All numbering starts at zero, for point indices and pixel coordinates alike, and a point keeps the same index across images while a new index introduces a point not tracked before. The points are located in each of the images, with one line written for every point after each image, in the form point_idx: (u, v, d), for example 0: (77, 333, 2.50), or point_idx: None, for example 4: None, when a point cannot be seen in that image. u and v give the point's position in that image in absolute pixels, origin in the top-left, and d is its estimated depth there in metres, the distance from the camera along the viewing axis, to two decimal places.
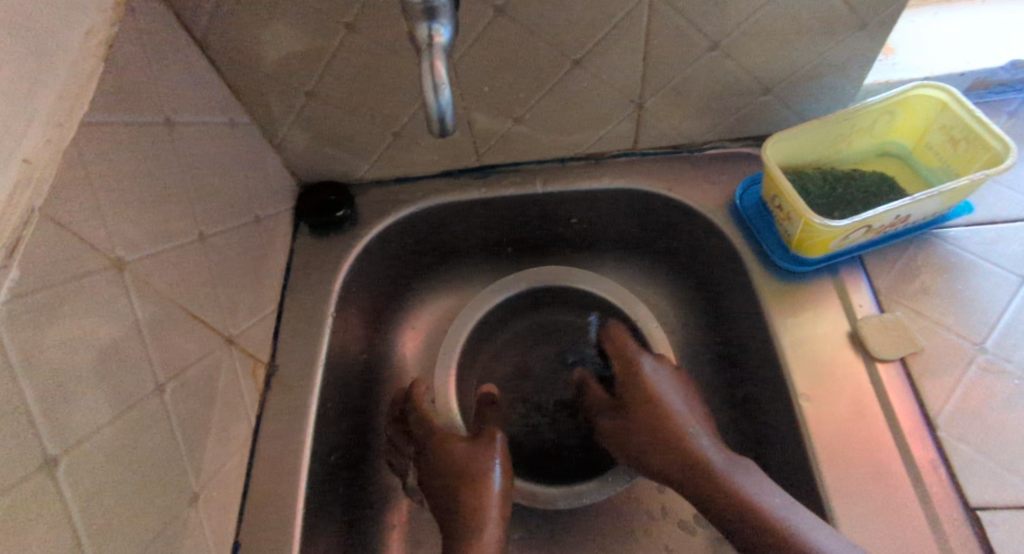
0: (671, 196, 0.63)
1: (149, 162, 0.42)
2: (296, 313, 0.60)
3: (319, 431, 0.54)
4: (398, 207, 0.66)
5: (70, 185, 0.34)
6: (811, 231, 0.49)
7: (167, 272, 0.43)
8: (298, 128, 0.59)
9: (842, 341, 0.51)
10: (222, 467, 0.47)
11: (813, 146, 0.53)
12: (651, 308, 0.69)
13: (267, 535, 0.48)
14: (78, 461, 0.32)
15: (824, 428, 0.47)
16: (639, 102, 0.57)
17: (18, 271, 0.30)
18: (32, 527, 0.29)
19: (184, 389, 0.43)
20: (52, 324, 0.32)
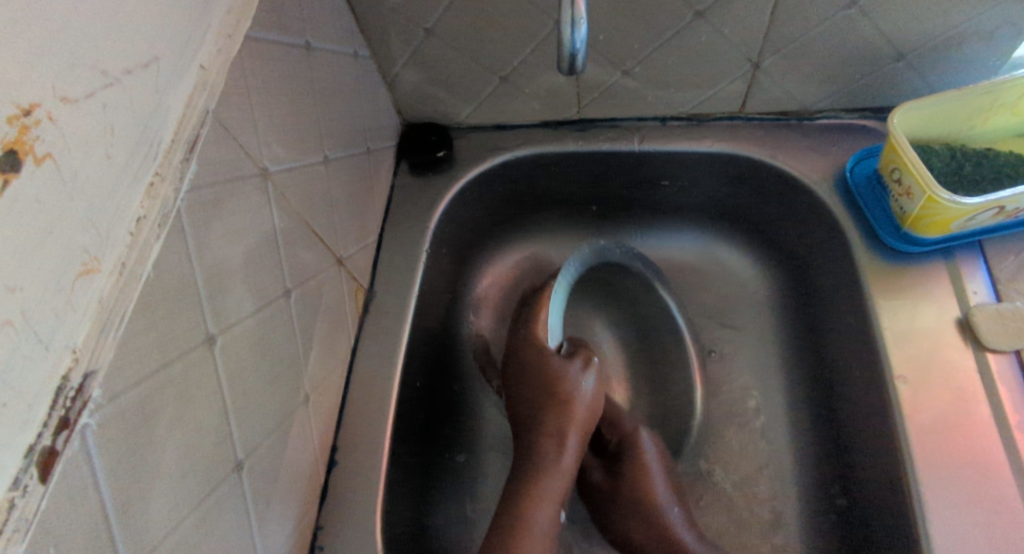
0: (776, 164, 0.60)
1: (289, 84, 0.45)
2: (394, 245, 0.63)
3: (409, 357, 0.57)
4: (494, 153, 0.67)
5: (233, 96, 0.38)
6: (934, 211, 0.47)
7: (297, 188, 0.46)
8: (410, 66, 0.61)
9: (950, 327, 0.49)
10: (328, 375, 0.51)
11: (945, 119, 0.50)
12: (736, 280, 0.68)
13: (361, 445, 0.51)
14: (228, 342, 0.36)
15: (921, 411, 0.46)
16: (756, 62, 0.55)
17: (195, 165, 0.34)
18: (196, 389, 0.33)
19: (304, 297, 0.47)
20: (215, 218, 0.35)
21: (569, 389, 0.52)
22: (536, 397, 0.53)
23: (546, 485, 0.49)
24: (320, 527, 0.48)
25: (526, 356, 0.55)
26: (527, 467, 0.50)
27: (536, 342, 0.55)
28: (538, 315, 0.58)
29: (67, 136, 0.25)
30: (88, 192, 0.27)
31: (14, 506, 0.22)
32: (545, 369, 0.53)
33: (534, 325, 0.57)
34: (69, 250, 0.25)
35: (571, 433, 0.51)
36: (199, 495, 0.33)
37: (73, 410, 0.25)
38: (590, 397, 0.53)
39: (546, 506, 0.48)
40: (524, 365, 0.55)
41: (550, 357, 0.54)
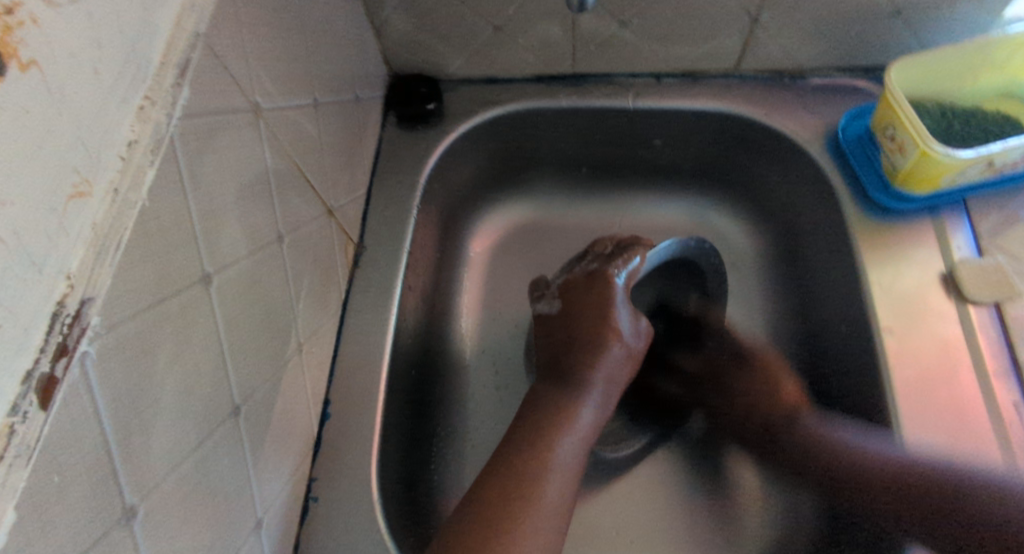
0: (768, 122, 0.61)
1: (280, 17, 0.42)
2: (384, 200, 0.61)
3: (401, 311, 0.56)
4: (486, 107, 0.65)
5: (224, 21, 0.35)
6: (927, 165, 0.48)
7: (290, 130, 0.44)
8: (401, 11, 0.58)
9: (934, 280, 0.51)
10: (320, 327, 0.49)
11: (938, 76, 0.51)
12: (726, 237, 0.69)
13: (355, 397, 0.50)
14: (225, 283, 0.35)
15: (905, 361, 0.48)
16: (755, 15, 0.55)
17: (188, 91, 0.31)
18: (194, 328, 0.32)
19: (298, 244, 0.45)
20: (209, 152, 0.34)
21: (620, 341, 0.49)
22: (585, 340, 0.49)
23: (569, 434, 0.45)
24: (314, 479, 0.46)
25: (597, 295, 0.51)
26: (553, 413, 0.46)
27: (612, 285, 0.51)
28: (629, 259, 0.53)
29: (52, 42, 0.23)
30: (79, 105, 0.25)
31: (15, 431, 0.21)
32: (609, 313, 0.49)
33: (614, 266, 0.52)
34: (58, 166, 0.24)
35: (595, 390, 0.48)
36: (199, 436, 0.32)
37: (71, 336, 0.24)
38: (630, 354, 0.50)
39: (565, 457, 0.44)
40: (586, 307, 0.51)
41: (620, 304, 0.50)
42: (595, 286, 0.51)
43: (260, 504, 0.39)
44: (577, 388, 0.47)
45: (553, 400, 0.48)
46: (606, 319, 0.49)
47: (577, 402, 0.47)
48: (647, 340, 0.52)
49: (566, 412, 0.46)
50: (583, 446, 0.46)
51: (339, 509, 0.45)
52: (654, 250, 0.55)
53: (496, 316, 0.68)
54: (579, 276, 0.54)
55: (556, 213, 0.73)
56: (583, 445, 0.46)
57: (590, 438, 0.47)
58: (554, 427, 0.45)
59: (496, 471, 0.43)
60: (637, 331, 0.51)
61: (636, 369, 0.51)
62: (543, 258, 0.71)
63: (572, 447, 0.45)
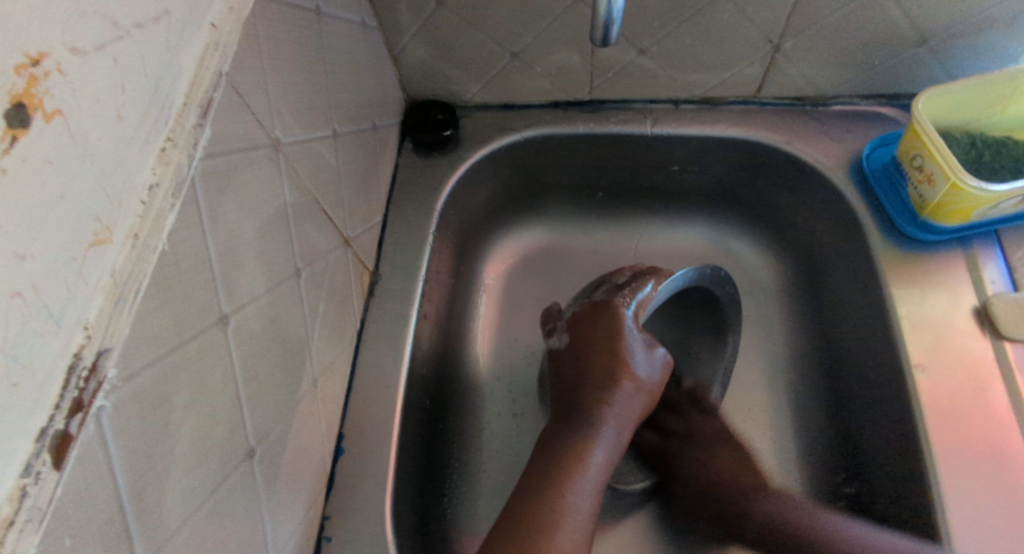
0: (789, 150, 0.60)
1: (301, 51, 0.42)
2: (400, 227, 0.60)
3: (416, 341, 0.55)
4: (502, 133, 0.65)
5: (246, 59, 0.35)
6: (958, 199, 0.47)
7: (309, 162, 0.44)
8: (419, 39, 0.58)
9: (967, 315, 0.49)
10: (335, 359, 0.49)
11: (967, 106, 0.50)
12: (746, 264, 0.68)
13: (370, 431, 0.49)
14: (242, 322, 0.34)
15: (939, 400, 0.46)
16: (776, 43, 0.55)
17: (210, 131, 0.31)
18: (211, 371, 0.31)
19: (315, 276, 0.45)
20: (229, 190, 0.33)
21: (633, 374, 0.48)
22: (597, 373, 0.48)
23: (585, 473, 0.44)
24: (328, 517, 0.45)
25: (605, 328, 0.50)
26: (566, 451, 0.45)
27: (621, 317, 0.50)
28: (635, 289, 0.52)
29: (77, 89, 0.23)
30: (102, 151, 0.25)
31: (27, 494, 0.20)
32: (619, 347, 0.48)
33: (622, 297, 0.51)
34: (80, 215, 0.23)
35: (608, 423, 0.46)
36: (213, 483, 0.31)
37: (87, 390, 0.23)
38: (645, 387, 0.48)
39: (581, 497, 0.43)
40: (596, 339, 0.49)
41: (630, 337, 0.49)
42: (603, 317, 0.50)
43: (273, 548, 0.38)
44: (590, 422, 0.46)
45: (567, 438, 0.46)
46: (613, 351, 0.48)
47: (589, 437, 0.46)
48: (664, 372, 0.50)
49: (579, 447, 0.45)
50: (600, 485, 0.45)
51: (353, 549, 0.44)
52: (666, 280, 0.54)
53: (511, 343, 0.67)
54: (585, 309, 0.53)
55: (571, 238, 0.72)
56: (597, 483, 0.44)
57: (607, 475, 0.46)
58: (568, 463, 0.44)
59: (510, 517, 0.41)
60: (652, 364, 0.49)
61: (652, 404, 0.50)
62: (558, 285, 0.70)
63: (586, 484, 0.44)
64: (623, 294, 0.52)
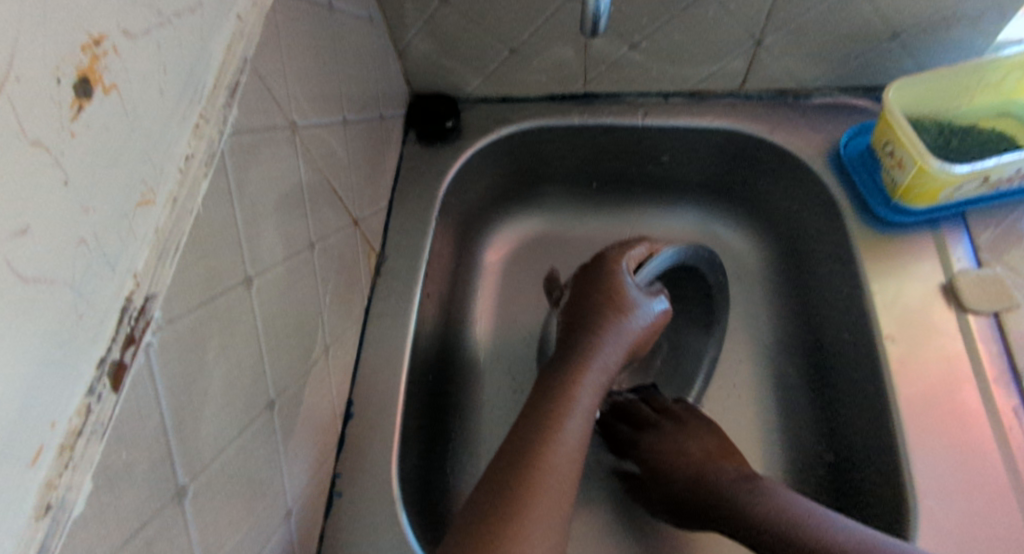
0: (772, 139, 0.63)
1: (315, 43, 0.46)
2: (405, 212, 0.64)
3: (420, 317, 0.59)
4: (501, 125, 0.68)
5: (267, 47, 0.39)
6: (925, 180, 0.51)
7: (322, 145, 0.47)
8: (423, 35, 0.62)
9: (935, 291, 0.52)
10: (344, 331, 0.52)
11: (936, 95, 0.54)
12: (733, 249, 0.71)
13: (377, 399, 0.52)
14: (263, 286, 0.38)
15: (907, 366, 0.49)
16: (758, 39, 0.58)
17: (236, 111, 0.35)
18: (237, 326, 0.34)
19: (326, 252, 0.48)
20: (252, 165, 0.37)
21: (630, 314, 0.51)
22: (593, 315, 0.51)
23: (579, 398, 0.46)
24: (338, 476, 0.49)
25: (604, 276, 0.53)
26: (561, 381, 0.47)
27: (621, 269, 0.53)
28: (632, 246, 0.56)
29: (128, 67, 0.27)
30: (148, 124, 0.28)
31: (92, 410, 0.24)
32: (617, 290, 0.52)
33: (623, 253, 0.55)
34: (130, 178, 0.27)
35: (602, 359, 0.49)
36: (239, 427, 0.34)
37: (137, 327, 0.26)
38: (640, 329, 0.51)
39: (574, 415, 0.45)
40: (596, 285, 0.53)
41: (627, 283, 0.52)
42: (604, 269, 0.54)
43: (289, 497, 0.41)
44: (585, 356, 0.49)
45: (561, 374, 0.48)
46: (611, 296, 0.51)
47: (584, 369, 0.48)
48: (659, 322, 0.53)
49: (574, 379, 0.47)
50: (592, 411, 0.47)
51: (361, 505, 0.47)
52: (656, 249, 0.57)
53: (509, 325, 0.70)
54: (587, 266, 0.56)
55: (567, 226, 0.76)
56: (588, 412, 0.46)
57: (596, 408, 0.48)
58: (562, 391, 0.46)
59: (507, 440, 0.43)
60: (648, 311, 0.52)
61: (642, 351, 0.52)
62: (555, 270, 0.73)
63: (578, 411, 0.46)
64: (623, 251, 0.56)
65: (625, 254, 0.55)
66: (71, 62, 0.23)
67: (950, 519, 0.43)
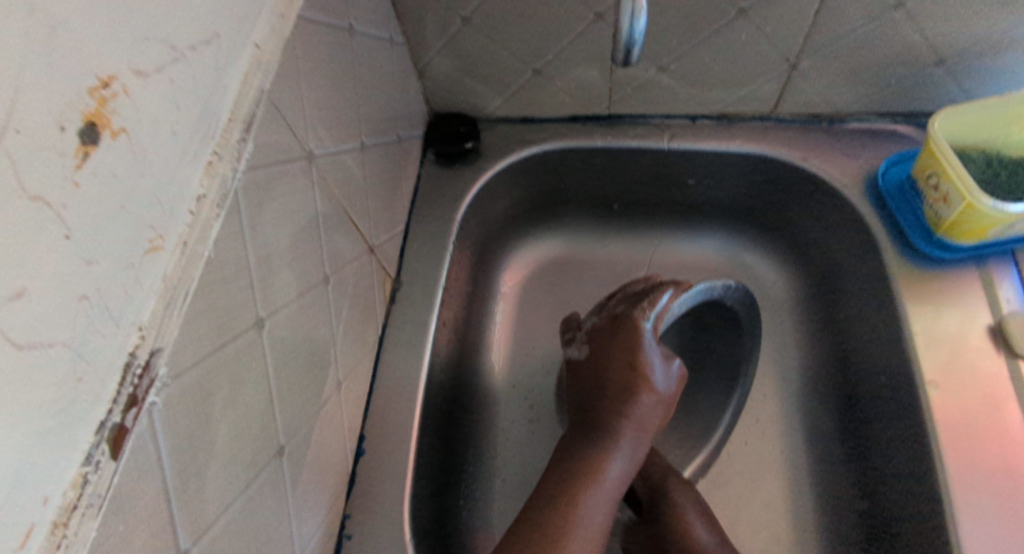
0: (805, 166, 0.61)
1: (335, 68, 0.45)
2: (422, 235, 0.62)
3: (435, 347, 0.57)
4: (522, 146, 0.67)
5: (285, 77, 0.37)
6: (973, 216, 0.48)
7: (339, 173, 0.46)
8: (444, 55, 0.60)
9: (982, 334, 0.50)
10: (358, 363, 0.50)
11: (982, 125, 0.51)
12: (762, 278, 0.68)
13: (390, 434, 0.51)
14: (275, 326, 0.36)
15: (952, 416, 0.46)
16: (794, 62, 0.56)
17: (251, 145, 0.33)
18: (246, 373, 0.33)
19: (341, 282, 0.47)
20: (267, 200, 0.35)
21: (651, 387, 0.49)
22: (614, 388, 0.49)
23: (600, 485, 0.45)
24: (348, 517, 0.47)
25: (625, 341, 0.50)
26: (580, 468, 0.46)
27: (640, 330, 0.51)
28: (655, 303, 0.53)
29: (139, 109, 0.25)
30: (158, 166, 0.27)
31: (88, 481, 0.22)
32: (639, 360, 0.49)
33: (641, 309, 0.52)
34: (138, 225, 0.25)
35: (624, 435, 0.47)
36: (247, 479, 0.33)
37: (140, 387, 0.25)
38: (662, 399, 0.49)
39: (596, 506, 0.44)
40: (615, 352, 0.50)
41: (650, 350, 0.49)
42: (623, 329, 0.51)
43: (297, 544, 0.39)
44: (606, 441, 0.47)
45: (582, 460, 0.47)
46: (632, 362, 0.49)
47: (606, 453, 0.47)
48: (678, 386, 0.51)
49: (595, 464, 0.46)
50: (614, 495, 0.46)
51: (372, 548, 0.45)
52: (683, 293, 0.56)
53: (526, 352, 0.68)
54: (606, 320, 0.54)
55: (588, 249, 0.73)
56: (612, 494, 0.46)
57: (621, 487, 0.47)
58: (584, 476, 0.45)
59: (528, 525, 0.43)
60: (668, 378, 0.50)
61: (669, 413, 0.50)
62: (574, 295, 0.71)
63: (601, 497, 0.45)
64: (645, 306, 0.53)
65: (645, 310, 0.53)
66: (76, 106, 0.22)
67: None
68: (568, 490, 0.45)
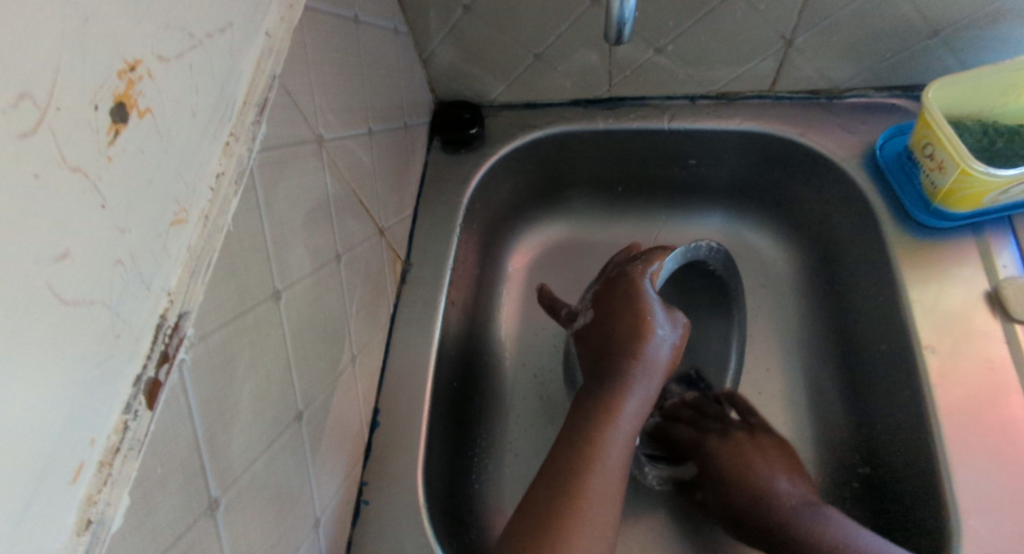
0: (804, 142, 0.61)
1: (341, 55, 0.47)
2: (429, 218, 0.64)
3: (444, 326, 0.59)
4: (525, 131, 0.68)
5: (294, 63, 0.39)
6: (968, 183, 0.48)
7: (348, 156, 0.48)
8: (447, 43, 0.62)
9: (980, 300, 0.51)
10: (370, 340, 0.52)
11: (979, 95, 0.52)
12: (764, 253, 0.70)
13: (402, 407, 0.53)
14: (291, 298, 0.38)
15: (948, 378, 0.48)
16: (790, 39, 0.57)
17: (264, 128, 0.35)
18: (265, 339, 0.35)
19: (353, 261, 0.49)
20: (280, 180, 0.37)
21: (658, 333, 0.50)
22: (622, 339, 0.50)
23: (616, 426, 0.46)
24: (365, 484, 0.49)
25: (625, 295, 0.52)
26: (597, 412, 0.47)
27: (640, 284, 0.52)
28: (649, 261, 0.55)
29: (162, 90, 0.27)
30: (180, 144, 0.29)
31: (129, 427, 0.25)
32: (642, 308, 0.51)
33: (639, 267, 0.54)
34: (164, 197, 0.28)
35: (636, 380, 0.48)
36: (269, 439, 0.35)
37: (171, 345, 0.27)
38: (669, 348, 0.50)
39: (613, 446, 0.45)
40: (619, 305, 0.52)
41: (652, 300, 0.51)
42: (624, 286, 0.53)
43: (318, 505, 0.42)
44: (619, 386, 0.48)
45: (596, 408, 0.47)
46: (636, 312, 0.50)
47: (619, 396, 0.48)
48: (686, 334, 0.52)
49: (610, 407, 0.47)
50: (630, 436, 0.47)
51: (389, 512, 0.48)
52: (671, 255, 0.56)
53: (533, 330, 0.70)
54: (606, 283, 0.55)
55: (591, 230, 0.75)
56: (628, 436, 0.47)
57: (637, 430, 0.48)
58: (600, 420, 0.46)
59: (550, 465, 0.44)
60: (674, 326, 0.51)
61: (679, 360, 0.52)
62: (580, 276, 0.73)
63: (618, 437, 0.46)
64: (641, 265, 0.54)
65: (641, 267, 0.54)
66: (107, 86, 0.24)
67: (998, 539, 0.41)
68: (584, 437, 0.46)
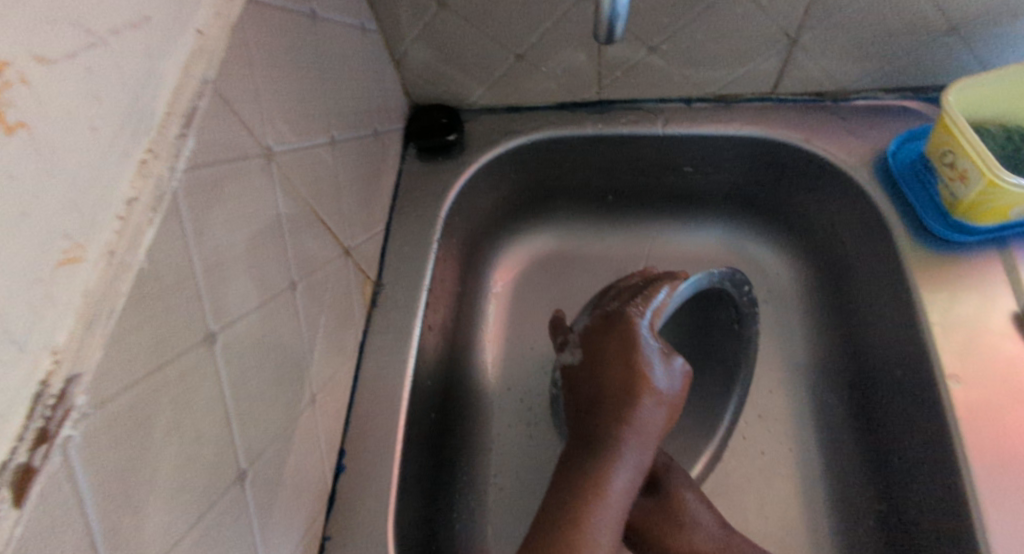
0: (809, 148, 0.57)
1: (296, 56, 0.41)
2: (404, 234, 0.59)
3: (420, 353, 0.54)
4: (508, 137, 0.63)
5: (234, 65, 0.34)
6: (995, 195, 0.44)
7: (305, 170, 0.43)
8: (420, 43, 0.57)
9: (1006, 321, 0.46)
10: (335, 373, 0.47)
11: (1001, 97, 0.47)
12: (766, 267, 0.65)
13: (372, 447, 0.47)
14: (231, 340, 0.33)
15: (974, 410, 0.43)
16: (794, 37, 0.52)
17: (193, 141, 0.30)
18: (194, 393, 0.30)
19: (312, 288, 0.43)
20: (214, 203, 0.32)
21: (654, 388, 0.45)
22: (613, 393, 0.45)
23: (605, 498, 0.42)
24: (328, 537, 0.44)
25: (618, 341, 0.47)
26: (585, 479, 0.43)
27: (635, 327, 0.47)
28: (648, 298, 0.50)
29: (41, 99, 0.21)
30: (73, 164, 0.23)
31: None
32: (635, 358, 0.45)
33: (635, 306, 0.49)
34: (47, 233, 0.22)
35: (629, 442, 0.44)
36: (198, 511, 0.30)
37: (54, 419, 0.22)
38: (665, 403, 0.45)
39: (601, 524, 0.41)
40: (611, 352, 0.47)
41: (648, 347, 0.46)
42: (618, 329, 0.48)
43: None
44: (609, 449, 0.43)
45: (584, 473, 0.43)
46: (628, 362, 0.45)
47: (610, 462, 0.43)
48: (685, 383, 0.47)
49: (598, 475, 0.42)
50: (622, 508, 0.42)
51: None
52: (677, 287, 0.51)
53: (520, 353, 0.65)
54: (599, 320, 0.50)
55: (581, 243, 0.70)
56: (617, 509, 0.42)
57: (629, 499, 0.43)
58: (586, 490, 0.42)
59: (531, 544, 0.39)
60: (671, 375, 0.46)
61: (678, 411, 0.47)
62: (569, 292, 0.68)
63: (606, 510, 0.41)
64: (638, 304, 0.49)
65: (637, 307, 0.49)
66: None
67: None
68: (572, 511, 0.41)
